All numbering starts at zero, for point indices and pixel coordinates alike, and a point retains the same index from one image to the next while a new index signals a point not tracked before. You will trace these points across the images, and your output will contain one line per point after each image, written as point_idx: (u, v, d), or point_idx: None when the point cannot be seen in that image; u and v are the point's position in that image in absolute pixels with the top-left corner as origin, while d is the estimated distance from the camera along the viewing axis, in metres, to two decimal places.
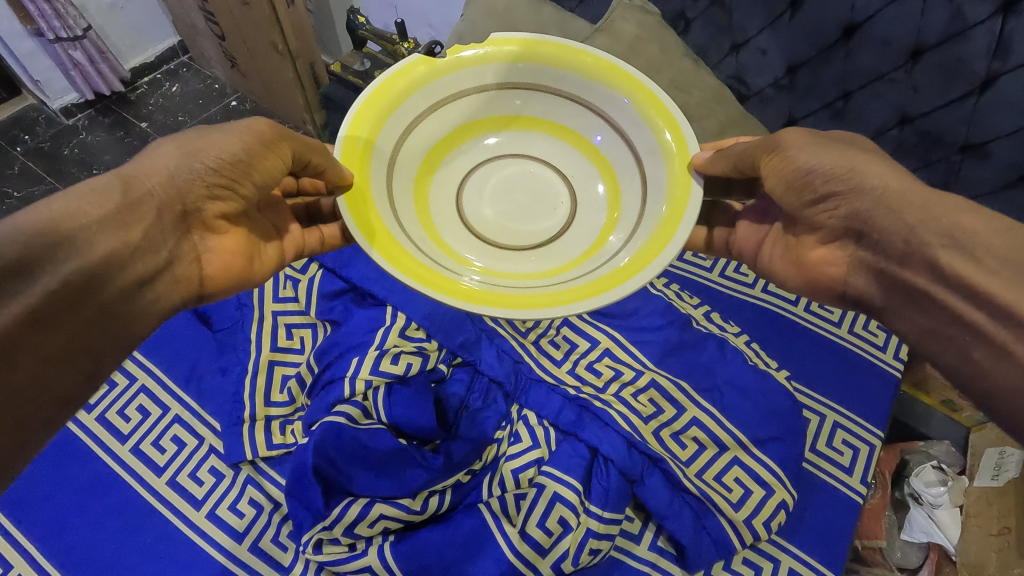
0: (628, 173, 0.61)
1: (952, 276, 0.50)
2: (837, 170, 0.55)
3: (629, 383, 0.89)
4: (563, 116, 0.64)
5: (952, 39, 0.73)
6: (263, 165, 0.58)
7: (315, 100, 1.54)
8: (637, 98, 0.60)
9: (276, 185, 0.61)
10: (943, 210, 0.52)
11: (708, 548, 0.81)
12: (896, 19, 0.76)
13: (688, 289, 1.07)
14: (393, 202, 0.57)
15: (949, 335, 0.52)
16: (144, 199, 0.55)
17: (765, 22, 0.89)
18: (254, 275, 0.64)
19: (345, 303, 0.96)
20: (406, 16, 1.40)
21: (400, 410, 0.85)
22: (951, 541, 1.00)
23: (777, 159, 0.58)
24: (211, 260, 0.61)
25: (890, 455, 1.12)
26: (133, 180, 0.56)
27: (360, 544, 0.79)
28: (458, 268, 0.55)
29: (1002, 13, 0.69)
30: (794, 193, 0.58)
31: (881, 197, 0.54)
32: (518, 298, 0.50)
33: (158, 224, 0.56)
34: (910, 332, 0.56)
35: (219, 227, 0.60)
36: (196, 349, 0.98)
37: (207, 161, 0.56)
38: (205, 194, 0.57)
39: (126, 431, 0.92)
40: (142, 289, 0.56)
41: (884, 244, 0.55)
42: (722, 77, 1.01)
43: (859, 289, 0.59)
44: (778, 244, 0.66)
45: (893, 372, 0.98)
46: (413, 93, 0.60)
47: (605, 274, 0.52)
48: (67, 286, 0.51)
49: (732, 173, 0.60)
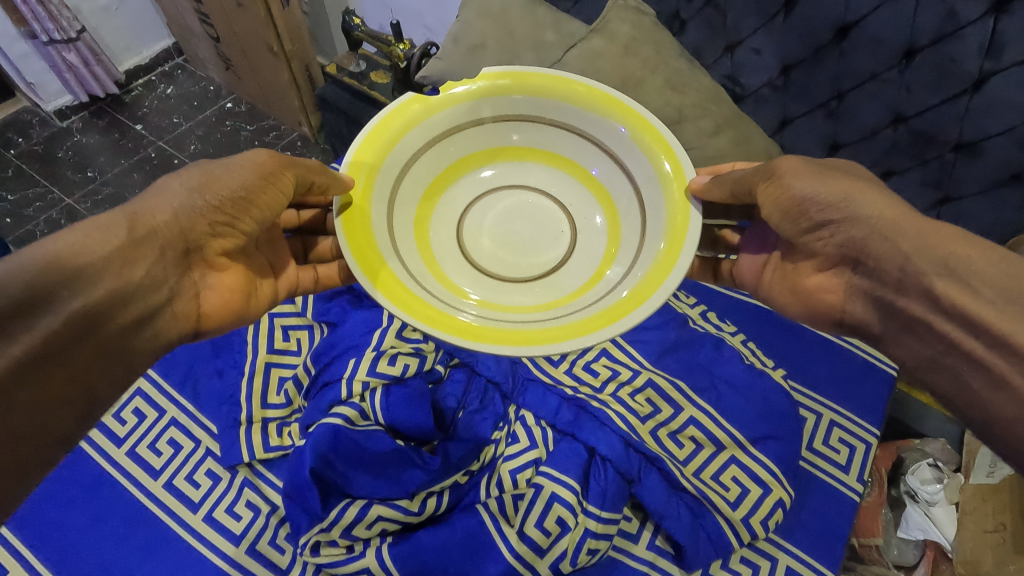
0: (627, 202, 0.61)
1: (948, 305, 0.51)
2: (832, 200, 0.56)
3: (626, 382, 0.89)
4: (560, 146, 0.64)
5: (945, 38, 0.74)
6: (263, 199, 0.59)
7: (310, 102, 1.54)
8: (632, 126, 0.60)
9: (275, 219, 0.61)
10: (938, 239, 0.52)
11: (705, 547, 0.81)
12: (890, 19, 0.77)
13: (683, 288, 1.07)
14: (394, 238, 0.57)
15: (946, 363, 0.52)
16: (148, 237, 0.55)
17: (758, 23, 0.89)
18: (250, 312, 0.64)
19: (342, 304, 0.96)
20: (401, 17, 1.41)
21: (398, 412, 0.84)
22: (946, 538, 1.01)
23: (773, 185, 0.58)
24: (211, 296, 0.61)
25: (885, 453, 1.13)
26: (139, 217, 0.56)
27: (358, 546, 0.79)
28: (459, 302, 0.55)
29: (993, 13, 0.70)
30: (789, 221, 0.58)
31: (876, 227, 0.54)
32: (525, 332, 0.50)
33: (161, 261, 0.56)
34: (908, 360, 0.56)
35: (220, 263, 0.61)
36: (190, 353, 0.98)
37: (210, 198, 0.57)
38: (208, 232, 0.58)
39: (122, 435, 0.92)
40: (140, 327, 0.56)
41: (880, 271, 0.55)
42: (716, 76, 1.01)
43: (857, 316, 0.59)
44: (778, 270, 0.66)
45: (887, 370, 0.99)
46: (409, 130, 0.60)
47: (605, 306, 0.52)
48: (69, 324, 0.51)
49: (730, 199, 0.60)
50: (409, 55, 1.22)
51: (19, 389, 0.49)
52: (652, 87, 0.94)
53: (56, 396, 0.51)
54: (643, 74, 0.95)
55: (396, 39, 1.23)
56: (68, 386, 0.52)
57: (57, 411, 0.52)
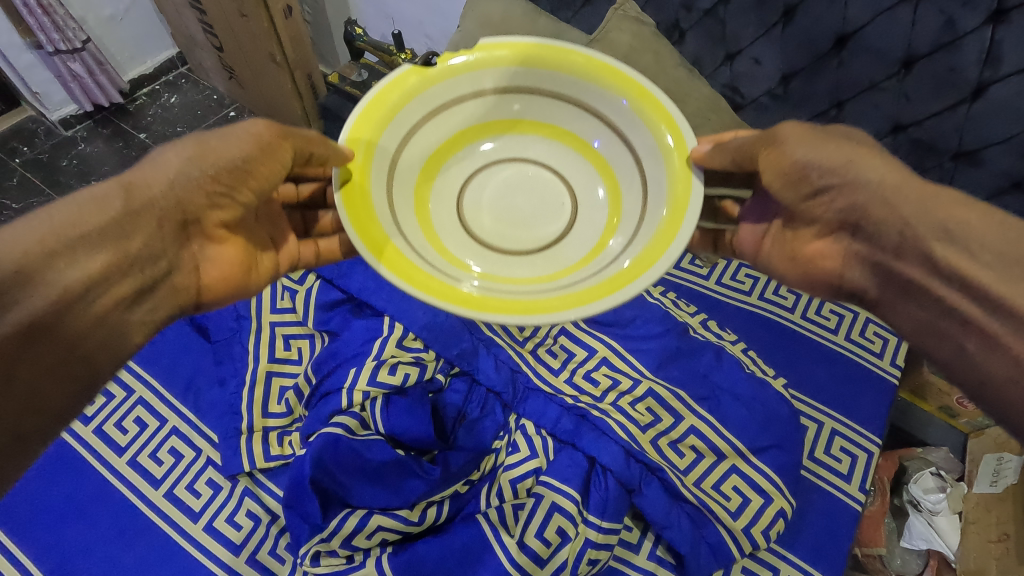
0: (628, 175, 0.60)
1: (945, 268, 0.52)
2: (832, 164, 0.55)
3: (626, 392, 0.89)
4: (560, 119, 0.63)
5: (944, 48, 0.74)
6: (261, 170, 0.57)
7: (314, 112, 1.55)
8: (633, 97, 0.59)
9: (275, 190, 0.60)
10: (937, 203, 0.53)
11: (706, 554, 0.82)
12: (888, 29, 0.77)
13: (684, 297, 1.08)
14: (393, 211, 0.56)
15: (943, 327, 0.54)
16: (145, 208, 0.55)
17: (757, 33, 0.90)
18: (250, 286, 0.65)
19: (343, 313, 0.95)
20: (403, 27, 1.43)
21: (398, 420, 0.84)
22: (950, 548, 1.01)
23: (775, 152, 0.57)
24: (211, 269, 0.61)
25: (887, 462, 1.13)
26: (134, 186, 0.56)
27: (358, 556, 0.79)
28: (460, 274, 0.54)
29: (991, 23, 0.70)
30: (789, 186, 0.57)
31: (876, 191, 0.54)
32: (527, 303, 0.49)
33: (158, 234, 0.56)
34: (904, 325, 0.57)
35: (219, 235, 0.61)
36: (193, 361, 0.99)
37: (206, 168, 0.56)
38: (206, 203, 0.57)
39: (123, 443, 0.92)
40: (141, 299, 0.57)
41: (880, 236, 0.55)
42: (716, 86, 1.01)
43: (855, 282, 0.60)
44: (778, 239, 0.64)
45: (890, 379, 0.99)
46: (408, 102, 0.59)
47: (608, 276, 0.52)
48: (65, 295, 0.51)
49: (732, 167, 0.58)
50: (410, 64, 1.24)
51: (18, 361, 0.50)
52: None
53: (58, 368, 0.52)
54: None
55: (397, 48, 1.25)
56: (70, 357, 0.53)
57: (60, 380, 0.53)
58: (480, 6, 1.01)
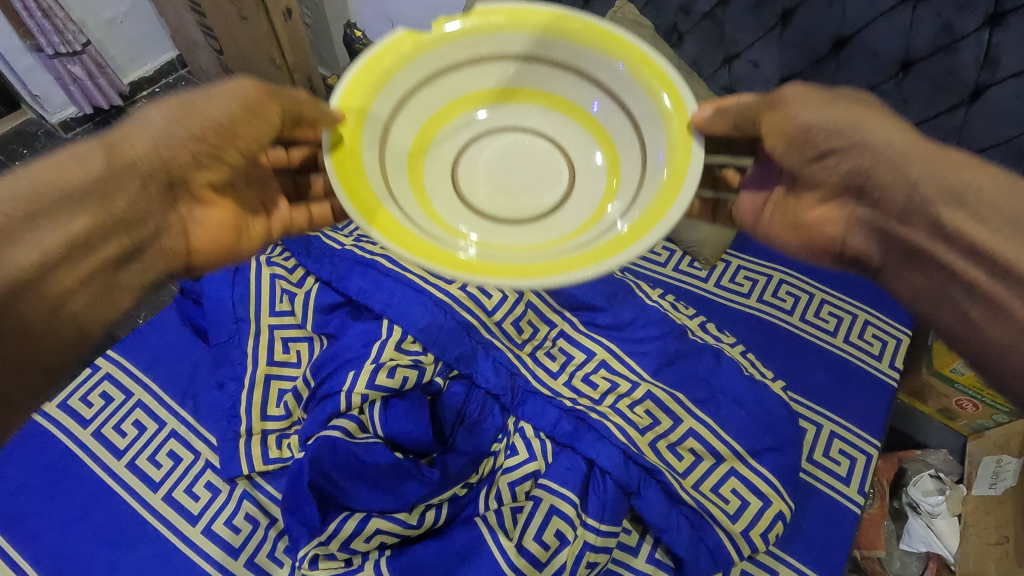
0: (627, 142, 0.58)
1: (953, 234, 0.52)
2: (839, 126, 0.55)
3: (625, 395, 0.90)
4: (557, 86, 0.60)
5: (942, 50, 0.75)
6: (247, 130, 0.57)
7: None
8: (632, 62, 0.56)
9: (263, 151, 0.59)
10: (946, 165, 0.53)
11: (706, 562, 0.81)
12: (886, 30, 0.77)
13: (683, 299, 1.08)
14: (387, 179, 0.53)
15: (947, 293, 0.55)
16: (128, 168, 0.55)
17: (755, 35, 0.90)
18: (241, 249, 0.65)
19: (341, 316, 0.95)
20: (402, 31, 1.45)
21: (396, 424, 0.85)
22: (949, 551, 1.02)
23: (777, 115, 0.56)
24: (200, 232, 0.61)
25: (887, 464, 1.12)
26: (117, 146, 0.56)
27: (355, 560, 0.79)
28: (456, 242, 0.52)
29: (989, 25, 0.70)
30: (793, 150, 0.57)
31: (884, 153, 0.54)
32: (523, 268, 0.48)
33: (143, 195, 0.56)
34: (904, 291, 0.58)
35: (207, 197, 0.61)
36: (192, 363, 0.99)
37: (190, 127, 0.56)
38: (192, 163, 0.57)
39: (122, 446, 0.92)
40: (128, 259, 0.58)
41: (884, 200, 0.55)
42: (715, 88, 1.01)
43: (857, 248, 0.59)
44: (779, 206, 0.63)
45: (888, 381, 1.00)
46: (400, 68, 0.56)
47: (606, 241, 0.50)
48: (48, 254, 0.52)
49: (733, 132, 0.57)
50: None
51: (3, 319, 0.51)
52: None
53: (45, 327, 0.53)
54: None
55: None
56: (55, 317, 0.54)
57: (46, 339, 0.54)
58: None
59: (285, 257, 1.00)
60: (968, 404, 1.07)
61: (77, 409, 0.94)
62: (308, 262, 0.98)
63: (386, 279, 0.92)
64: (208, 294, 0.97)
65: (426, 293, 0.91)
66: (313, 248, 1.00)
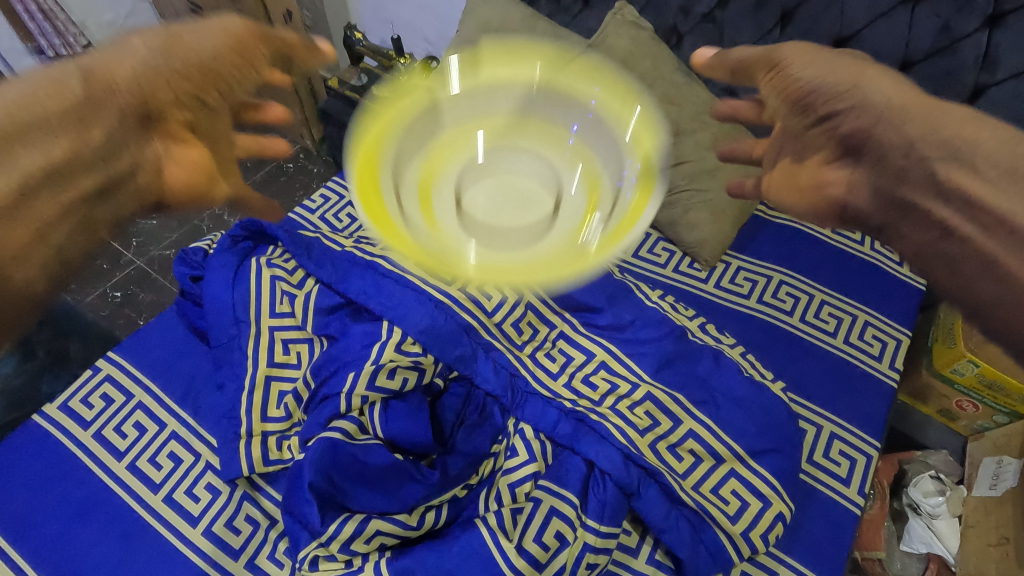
0: (604, 165, 0.61)
1: (950, 188, 0.50)
2: (838, 89, 0.55)
3: (625, 396, 0.90)
4: (541, 125, 0.66)
5: (941, 52, 0.91)
6: (229, 69, 0.57)
7: (313, 115, 1.72)
8: (599, 111, 0.66)
9: (245, 94, 0.60)
10: (946, 124, 0.51)
11: (705, 562, 0.81)
12: (884, 35, 0.94)
13: (683, 301, 1.08)
14: (394, 188, 0.55)
15: (942, 250, 0.52)
16: (106, 96, 0.54)
17: (758, 37, 1.05)
18: (216, 199, 0.60)
19: (342, 318, 0.95)
20: (403, 33, 1.56)
21: (397, 424, 0.85)
22: (950, 551, 1.02)
23: (777, 75, 0.59)
24: (174, 171, 0.58)
25: (887, 465, 1.13)
26: (95, 74, 0.54)
27: (356, 561, 0.79)
28: (452, 246, 0.54)
29: (987, 29, 0.86)
30: (795, 113, 0.58)
31: (884, 109, 0.53)
32: (504, 272, 0.52)
33: (119, 126, 0.55)
34: (903, 250, 0.55)
35: (183, 135, 0.58)
36: (193, 366, 0.99)
37: (174, 63, 0.55)
38: (172, 99, 0.56)
39: (123, 448, 0.93)
40: (103, 196, 0.55)
41: (884, 158, 0.53)
42: (716, 88, 1.17)
43: (859, 209, 0.56)
44: (783, 172, 0.61)
45: (888, 382, 1.00)
46: (410, 103, 0.62)
47: (580, 249, 0.53)
48: (25, 177, 0.50)
49: (733, 79, 0.62)
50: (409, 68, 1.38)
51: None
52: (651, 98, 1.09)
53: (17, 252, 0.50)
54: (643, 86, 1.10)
55: (397, 54, 1.40)
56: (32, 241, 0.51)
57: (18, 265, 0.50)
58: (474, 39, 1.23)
59: (286, 257, 1.02)
60: (969, 405, 1.07)
61: (78, 410, 0.95)
62: (308, 262, 0.98)
63: (385, 280, 0.92)
64: (208, 295, 0.97)
65: (426, 294, 0.91)
66: (313, 249, 1.00)
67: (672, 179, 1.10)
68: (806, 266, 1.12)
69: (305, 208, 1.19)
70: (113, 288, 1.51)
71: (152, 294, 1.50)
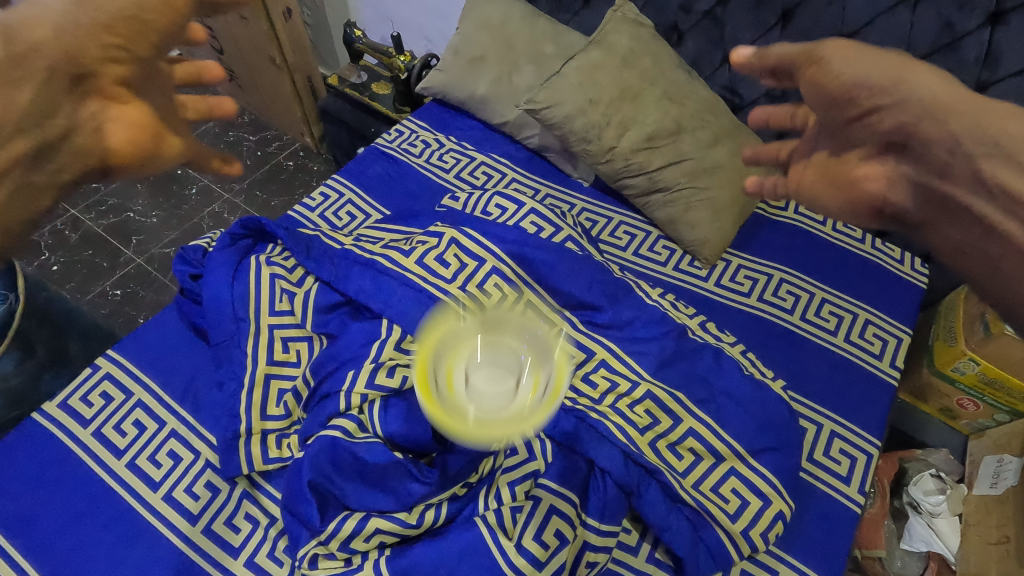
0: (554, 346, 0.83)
1: (993, 186, 0.51)
2: (883, 84, 0.56)
3: (625, 394, 0.89)
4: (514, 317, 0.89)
5: (942, 49, 0.92)
6: (157, 21, 0.60)
7: (313, 113, 1.70)
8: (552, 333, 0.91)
9: (171, 45, 0.62)
10: (989, 119, 0.51)
11: (704, 561, 0.81)
12: (884, 33, 0.95)
13: (684, 298, 1.08)
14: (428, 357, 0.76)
15: (981, 247, 0.53)
16: (30, 54, 0.55)
17: (757, 35, 1.09)
18: (161, 155, 0.61)
19: (341, 316, 0.95)
20: (402, 30, 1.56)
21: (395, 424, 0.83)
22: (950, 550, 1.01)
23: (817, 69, 0.60)
24: (114, 129, 0.59)
25: (888, 464, 1.12)
26: (12, 31, 0.55)
27: (355, 559, 0.79)
28: (459, 400, 0.71)
29: (988, 25, 0.87)
30: (834, 109, 0.60)
31: (927, 106, 0.54)
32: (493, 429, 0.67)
33: (48, 85, 0.56)
34: (943, 247, 0.57)
35: (120, 95, 0.60)
36: (193, 364, 1.00)
37: (95, 16, 0.57)
38: (102, 56, 0.58)
39: (122, 446, 0.93)
40: (43, 159, 0.56)
41: (928, 155, 0.54)
42: (716, 87, 1.21)
43: (899, 205, 0.59)
44: (818, 167, 0.66)
45: (888, 381, 1.00)
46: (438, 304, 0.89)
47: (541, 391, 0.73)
48: None
49: (773, 77, 0.64)
50: (409, 66, 1.39)
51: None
52: (652, 96, 1.09)
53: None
54: (643, 83, 1.10)
55: (396, 52, 1.39)
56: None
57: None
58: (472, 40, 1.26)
59: (285, 256, 1.01)
60: (969, 404, 1.06)
61: (77, 408, 0.95)
62: (308, 261, 0.98)
63: (384, 278, 0.93)
64: (207, 291, 0.97)
65: (425, 292, 0.91)
66: (312, 248, 1.00)
67: (672, 177, 1.09)
68: (807, 264, 1.12)
69: (305, 206, 1.19)
70: (112, 286, 1.51)
71: (153, 293, 1.50)
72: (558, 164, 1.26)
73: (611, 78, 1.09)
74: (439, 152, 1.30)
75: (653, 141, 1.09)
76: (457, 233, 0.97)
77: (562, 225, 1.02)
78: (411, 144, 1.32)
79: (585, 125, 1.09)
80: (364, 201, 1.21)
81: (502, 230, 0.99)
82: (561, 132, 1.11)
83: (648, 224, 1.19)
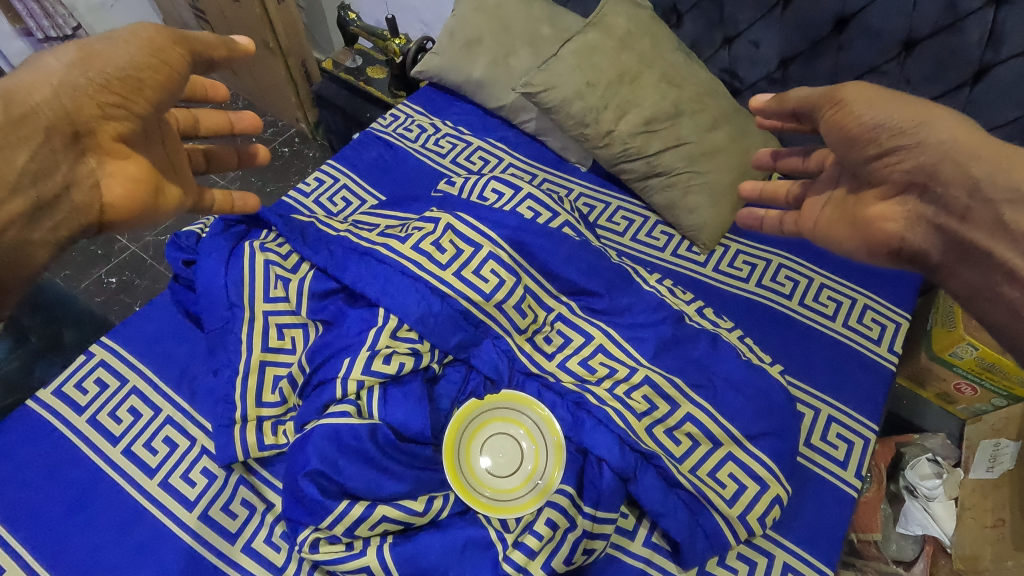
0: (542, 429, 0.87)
1: (1017, 232, 0.52)
2: (903, 125, 0.58)
3: (623, 380, 0.89)
4: (513, 411, 0.89)
5: (946, 29, 0.90)
6: (152, 78, 0.61)
7: (307, 97, 1.68)
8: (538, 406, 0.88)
9: (168, 101, 0.64)
10: (1014, 164, 0.52)
11: (702, 545, 0.81)
12: (886, 14, 0.94)
13: (682, 283, 1.07)
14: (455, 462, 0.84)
15: (1003, 293, 0.54)
16: (28, 116, 0.56)
17: (756, 17, 1.08)
18: (157, 209, 0.66)
19: (336, 303, 0.94)
20: (397, 12, 1.54)
21: (396, 414, 0.83)
22: (946, 532, 1.02)
23: (839, 111, 0.64)
24: (112, 184, 0.62)
25: (884, 449, 1.13)
26: (12, 95, 0.56)
27: (358, 543, 0.78)
28: (482, 488, 0.83)
29: (993, 5, 0.85)
30: (856, 147, 0.62)
31: (947, 151, 0.55)
32: (506, 504, 0.82)
33: (47, 145, 0.57)
34: (961, 289, 0.58)
35: (117, 151, 0.62)
36: (187, 352, 1.00)
37: (93, 75, 0.59)
38: (98, 114, 0.59)
39: (117, 433, 0.92)
40: (42, 213, 0.57)
41: (948, 197, 0.56)
42: (716, 70, 1.20)
43: (915, 245, 0.61)
44: (840, 204, 0.70)
45: (887, 366, 1.00)
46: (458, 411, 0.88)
47: (534, 493, 0.82)
48: None
49: (790, 117, 0.75)
50: (404, 49, 1.37)
51: None
52: (650, 79, 1.08)
53: None
54: (641, 66, 1.08)
55: (391, 35, 1.38)
56: None
57: None
58: (469, 22, 1.23)
59: (279, 243, 1.01)
60: (967, 387, 1.08)
61: (72, 396, 0.95)
62: (303, 248, 0.98)
63: (381, 266, 0.91)
64: (202, 280, 0.96)
65: (422, 280, 0.90)
66: (307, 234, 1.00)
67: (671, 161, 1.08)
68: (807, 249, 1.11)
69: (300, 191, 1.18)
70: (108, 274, 1.50)
71: (148, 281, 1.49)
72: (557, 150, 1.25)
73: (609, 61, 1.07)
74: (435, 136, 1.29)
75: (651, 125, 1.07)
76: (453, 219, 0.96)
77: (559, 211, 1.01)
78: (407, 128, 1.30)
79: (583, 109, 1.07)
80: (359, 187, 1.20)
81: (501, 217, 0.98)
82: (559, 116, 1.10)
83: (647, 208, 1.18)
